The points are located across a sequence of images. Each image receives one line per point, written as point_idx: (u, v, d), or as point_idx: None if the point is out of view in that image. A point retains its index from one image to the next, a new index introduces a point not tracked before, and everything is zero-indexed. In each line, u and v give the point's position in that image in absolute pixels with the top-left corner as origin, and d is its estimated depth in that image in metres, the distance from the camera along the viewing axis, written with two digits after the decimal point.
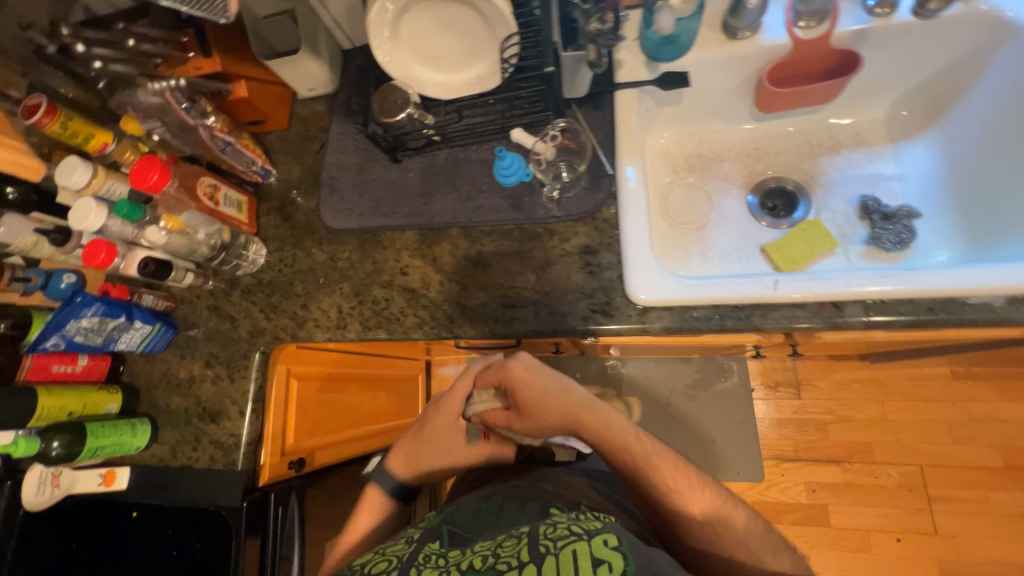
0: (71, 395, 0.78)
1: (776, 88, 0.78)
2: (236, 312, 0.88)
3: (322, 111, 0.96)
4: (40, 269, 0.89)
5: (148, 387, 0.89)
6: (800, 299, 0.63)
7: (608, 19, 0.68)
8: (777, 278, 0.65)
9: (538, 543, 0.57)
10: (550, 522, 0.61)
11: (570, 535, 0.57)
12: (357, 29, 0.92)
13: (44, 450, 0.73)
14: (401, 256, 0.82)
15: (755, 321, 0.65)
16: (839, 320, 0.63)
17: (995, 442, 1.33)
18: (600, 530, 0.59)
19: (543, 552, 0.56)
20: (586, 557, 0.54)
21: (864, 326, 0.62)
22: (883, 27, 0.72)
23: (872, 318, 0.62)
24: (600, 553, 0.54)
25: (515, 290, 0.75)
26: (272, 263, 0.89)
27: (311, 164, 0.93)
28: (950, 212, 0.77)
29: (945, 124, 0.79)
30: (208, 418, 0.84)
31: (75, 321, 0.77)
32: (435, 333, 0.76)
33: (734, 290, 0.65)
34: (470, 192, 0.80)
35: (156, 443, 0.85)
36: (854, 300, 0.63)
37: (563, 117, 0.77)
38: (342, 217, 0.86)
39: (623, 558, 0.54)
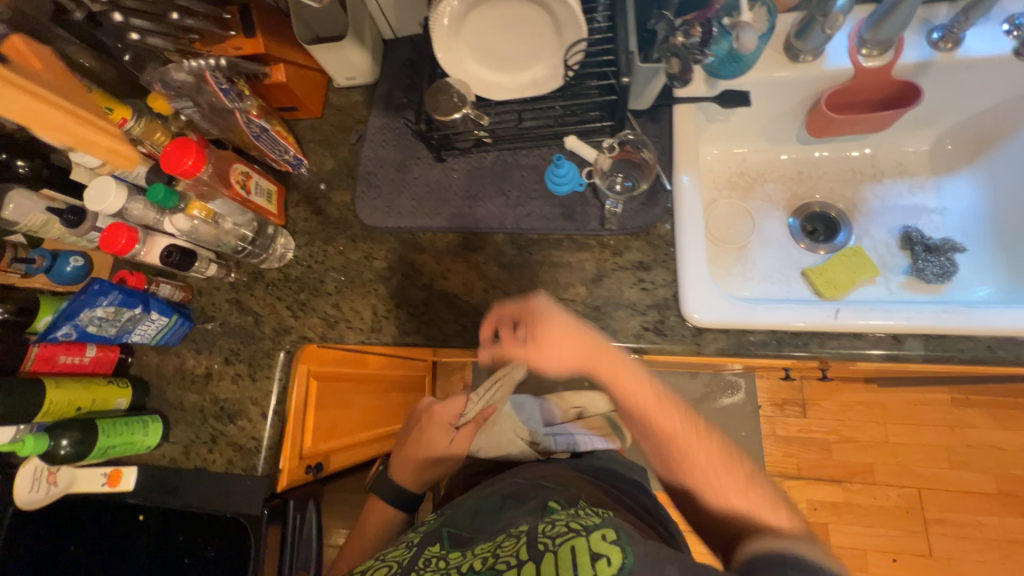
0: (80, 390, 0.73)
1: (832, 114, 0.78)
2: (260, 308, 0.84)
3: (359, 101, 0.92)
4: (45, 250, 0.82)
5: (159, 383, 0.84)
6: (860, 330, 0.63)
7: (694, 34, 0.67)
8: (838, 307, 0.65)
9: (537, 541, 0.47)
10: (549, 521, 0.51)
11: (570, 530, 0.48)
12: (402, 20, 0.88)
13: (51, 449, 0.69)
14: (442, 260, 0.79)
15: (813, 348, 0.65)
16: (897, 352, 0.64)
17: (988, 468, 1.37)
18: (599, 524, 0.49)
19: (542, 550, 0.46)
20: (585, 556, 0.44)
21: (921, 360, 0.63)
22: (946, 62, 0.72)
23: (929, 352, 0.63)
24: (598, 547, 0.45)
25: (563, 303, 0.73)
26: (300, 258, 0.85)
27: (346, 157, 0.89)
28: (992, 248, 0.78)
29: (989, 161, 0.80)
30: (226, 419, 0.80)
31: (89, 310, 0.72)
32: (479, 342, 0.74)
33: (794, 317, 0.65)
34: (519, 198, 0.77)
35: (167, 442, 0.80)
36: (913, 334, 0.63)
37: (629, 129, 0.75)
38: (379, 215, 0.82)
39: (622, 551, 0.44)
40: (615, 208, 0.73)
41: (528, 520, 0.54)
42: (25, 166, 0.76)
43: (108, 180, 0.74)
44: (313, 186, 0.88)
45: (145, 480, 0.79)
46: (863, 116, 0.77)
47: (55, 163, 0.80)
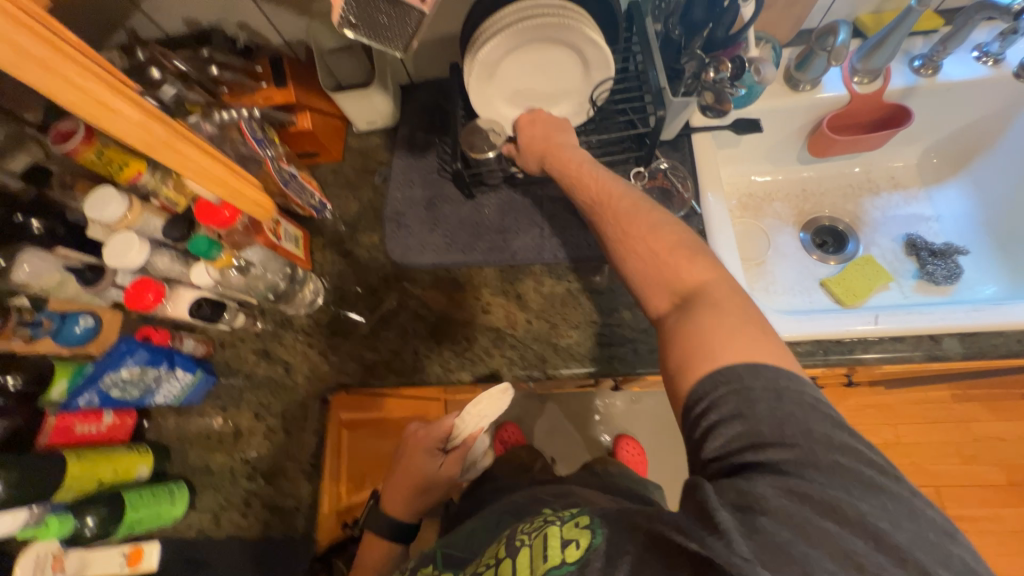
0: (104, 459, 0.67)
1: (833, 135, 0.84)
2: (291, 357, 0.81)
3: (380, 144, 0.93)
4: (53, 312, 0.73)
5: (180, 446, 0.78)
6: (901, 333, 0.68)
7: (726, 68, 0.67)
8: (877, 313, 0.70)
9: (515, 538, 0.50)
10: (540, 522, 0.50)
11: (550, 523, 0.48)
12: (420, 65, 0.91)
13: (78, 530, 0.65)
14: (481, 294, 0.79)
15: (858, 353, 0.69)
16: (938, 351, 0.68)
17: (997, 460, 1.41)
18: (576, 513, 0.49)
19: (518, 545, 0.49)
20: (553, 541, 0.46)
21: (960, 356, 0.68)
22: (929, 86, 0.80)
23: (967, 348, 0.68)
24: (568, 533, 0.46)
25: (608, 328, 0.74)
26: (330, 302, 0.82)
27: (370, 198, 0.89)
28: (989, 249, 0.85)
29: (974, 171, 0.88)
30: (260, 478, 0.76)
31: (113, 372, 0.69)
32: (527, 375, 0.74)
33: (839, 326, 0.69)
34: (554, 229, 0.79)
35: (194, 511, 0.74)
36: (949, 334, 0.69)
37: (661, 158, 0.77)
38: (411, 253, 0.81)
39: (591, 532, 0.45)
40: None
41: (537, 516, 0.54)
42: (40, 226, 0.72)
43: (130, 235, 0.71)
44: (339, 228, 0.87)
45: (172, 556, 0.72)
46: (860, 138, 0.84)
47: (70, 221, 0.77)
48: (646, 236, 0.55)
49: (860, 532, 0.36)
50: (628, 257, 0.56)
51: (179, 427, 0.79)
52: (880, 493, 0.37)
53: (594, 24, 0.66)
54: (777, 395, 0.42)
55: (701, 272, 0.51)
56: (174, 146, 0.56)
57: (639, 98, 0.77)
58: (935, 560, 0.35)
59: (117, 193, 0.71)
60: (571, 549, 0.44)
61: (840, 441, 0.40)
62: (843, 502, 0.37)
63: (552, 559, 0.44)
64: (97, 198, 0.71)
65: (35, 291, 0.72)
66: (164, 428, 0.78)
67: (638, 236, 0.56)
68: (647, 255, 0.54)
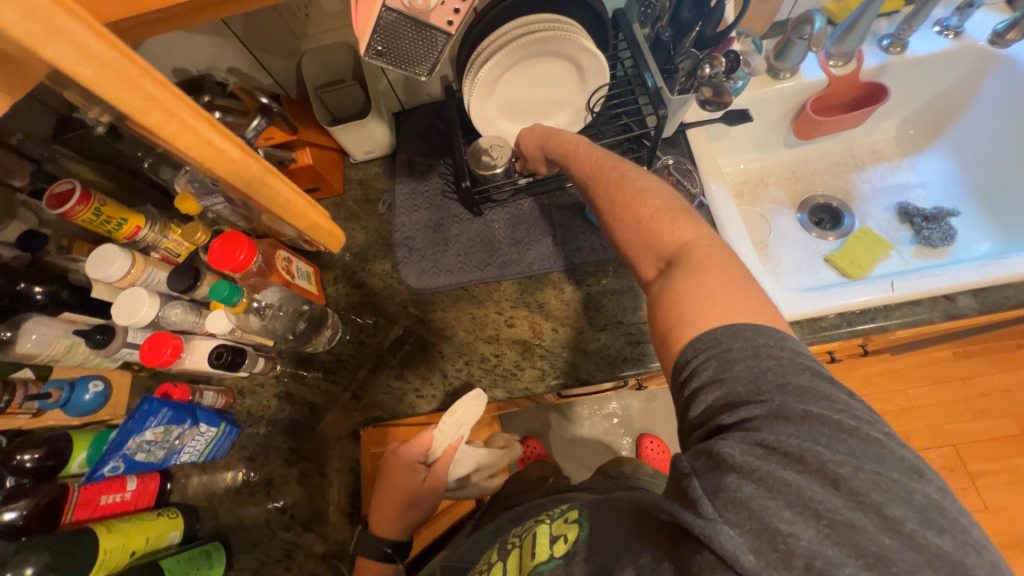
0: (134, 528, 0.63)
1: (816, 117, 0.88)
2: (315, 397, 0.79)
3: (379, 173, 0.93)
4: (58, 381, 0.70)
5: (211, 504, 0.75)
6: (917, 297, 0.71)
7: (718, 64, 0.69)
8: (892, 281, 0.72)
9: (505, 545, 0.57)
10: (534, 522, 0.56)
11: (540, 523, 0.54)
12: (412, 92, 0.91)
13: None
14: (502, 308, 0.79)
15: (882, 320, 0.71)
16: (954, 309, 0.71)
17: (1006, 412, 1.45)
18: (566, 509, 0.54)
19: (507, 550, 0.55)
20: (543, 537, 0.51)
21: (976, 311, 0.71)
22: (900, 62, 0.84)
23: (981, 303, 0.71)
24: (557, 529, 0.50)
25: (635, 326, 0.75)
26: (350, 335, 0.81)
27: (377, 227, 0.89)
28: (977, 208, 0.89)
29: (949, 137, 0.93)
30: (300, 527, 0.73)
31: (136, 436, 0.64)
32: (561, 384, 0.73)
33: (858, 297, 0.71)
34: (567, 236, 0.80)
35: (232, 571, 0.71)
36: (961, 291, 0.71)
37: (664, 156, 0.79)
38: (427, 276, 0.81)
39: (578, 526, 0.48)
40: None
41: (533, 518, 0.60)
42: (43, 292, 0.69)
43: (139, 292, 0.69)
44: (347, 259, 0.86)
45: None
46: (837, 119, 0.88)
47: (74, 284, 0.74)
48: (639, 203, 0.57)
49: (881, 495, 0.34)
50: (618, 226, 0.58)
51: (206, 484, 0.76)
52: (848, 437, 0.36)
53: (585, 33, 0.67)
54: (755, 353, 0.41)
55: (682, 231, 0.52)
56: (248, 165, 0.52)
57: (632, 101, 0.78)
58: (894, 500, 0.34)
59: (122, 250, 0.68)
60: (559, 543, 0.49)
61: (802, 386, 0.39)
62: (810, 451, 0.36)
63: (544, 554, 0.49)
64: (98, 258, 0.68)
65: (43, 361, 0.67)
66: (188, 488, 0.75)
67: (627, 204, 0.57)
68: (634, 222, 0.56)
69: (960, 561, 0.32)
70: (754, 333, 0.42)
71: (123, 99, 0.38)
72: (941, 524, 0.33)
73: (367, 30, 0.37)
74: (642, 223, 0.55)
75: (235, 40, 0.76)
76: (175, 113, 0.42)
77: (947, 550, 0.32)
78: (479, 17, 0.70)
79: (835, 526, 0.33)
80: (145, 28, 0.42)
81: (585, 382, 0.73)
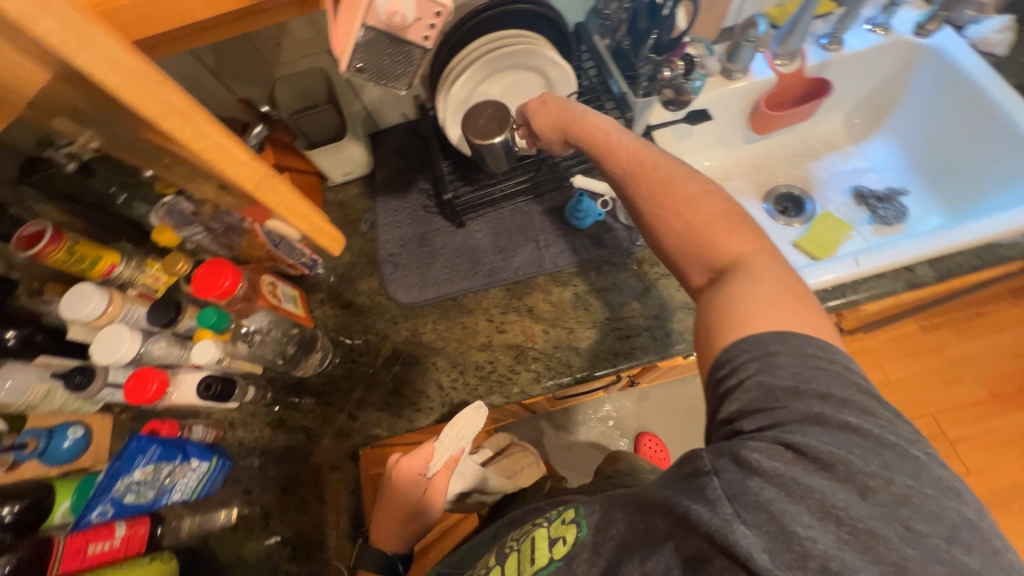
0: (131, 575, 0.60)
1: (770, 112, 0.95)
2: (310, 421, 0.78)
3: (359, 193, 0.94)
4: (36, 430, 0.66)
5: (209, 542, 0.72)
6: (880, 270, 0.75)
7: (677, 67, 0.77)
8: (857, 256, 0.76)
9: (504, 549, 0.59)
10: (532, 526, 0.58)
11: (541, 526, 0.55)
12: (386, 111, 0.93)
13: None
14: (492, 315, 0.80)
15: (850, 294, 0.76)
16: (914, 279, 0.76)
17: (976, 376, 1.53)
18: (564, 508, 0.54)
19: (507, 553, 0.57)
20: (543, 540, 0.52)
21: (933, 279, 0.76)
22: (839, 58, 0.91)
23: (937, 271, 0.76)
24: (556, 532, 0.51)
25: (623, 322, 0.77)
26: (342, 356, 0.81)
27: (361, 246, 0.89)
28: (924, 185, 0.96)
29: (891, 124, 1.01)
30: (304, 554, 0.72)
31: (125, 477, 0.61)
32: (557, 383, 0.74)
33: (828, 274, 0.75)
34: (548, 240, 0.84)
35: None
36: (919, 262, 0.77)
37: None
38: (415, 291, 0.83)
39: (575, 527, 0.49)
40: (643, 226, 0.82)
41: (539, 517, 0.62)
42: (15, 337, 0.66)
43: (118, 328, 0.67)
44: (332, 282, 0.87)
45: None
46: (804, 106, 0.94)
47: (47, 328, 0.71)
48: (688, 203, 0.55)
49: (913, 507, 0.34)
50: (663, 231, 0.55)
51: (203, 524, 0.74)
52: (884, 451, 0.36)
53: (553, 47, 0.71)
54: (801, 360, 0.41)
55: (740, 245, 0.50)
56: (256, 168, 0.52)
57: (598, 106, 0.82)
58: (924, 516, 0.34)
59: (100, 288, 0.66)
60: (559, 545, 0.50)
61: (844, 399, 0.39)
62: (842, 461, 0.36)
63: (543, 558, 0.51)
64: (75, 297, 0.65)
65: (16, 409, 0.64)
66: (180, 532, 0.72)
67: (677, 209, 0.54)
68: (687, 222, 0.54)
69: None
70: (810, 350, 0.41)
71: (142, 106, 0.38)
72: (970, 542, 0.34)
73: (347, 49, 0.39)
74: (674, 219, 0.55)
75: (206, 73, 0.78)
76: (190, 118, 0.42)
77: (974, 567, 0.33)
78: (456, 28, 0.72)
79: (856, 533, 0.34)
80: (168, 47, 0.45)
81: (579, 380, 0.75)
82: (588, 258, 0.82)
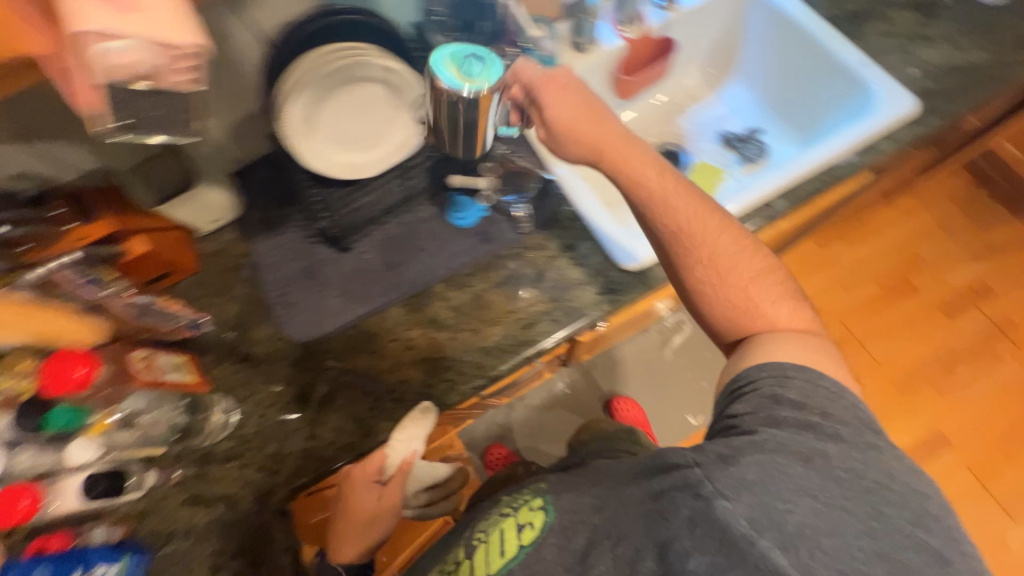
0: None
1: (628, 77, 0.98)
2: (229, 489, 0.73)
3: (234, 238, 0.86)
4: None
5: None
6: (745, 211, 0.81)
7: (514, 55, 0.79)
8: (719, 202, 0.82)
9: (476, 539, 0.71)
10: (496, 516, 0.71)
11: (507, 519, 0.68)
12: (247, 142, 0.87)
13: None
14: (396, 334, 0.79)
15: None
16: (772, 213, 0.83)
17: (871, 277, 1.73)
18: (526, 498, 0.69)
19: (478, 543, 0.70)
20: (511, 530, 0.66)
21: (790, 209, 0.83)
22: (677, 15, 0.96)
23: (793, 199, 0.83)
24: (524, 519, 0.65)
25: (523, 313, 0.79)
26: (249, 412, 0.76)
27: (248, 293, 0.83)
28: (777, 119, 1.04)
29: (739, 66, 1.07)
30: None
31: None
32: (473, 386, 0.76)
33: None
34: (438, 245, 0.83)
35: None
36: (777, 195, 0.83)
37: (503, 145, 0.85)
38: (311, 327, 0.79)
39: (544, 514, 0.64)
40: (521, 213, 0.84)
41: (495, 505, 0.75)
42: None
43: None
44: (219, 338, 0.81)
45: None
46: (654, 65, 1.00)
47: None
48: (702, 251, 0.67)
49: (886, 499, 0.53)
50: (704, 282, 0.68)
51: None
52: (869, 450, 0.56)
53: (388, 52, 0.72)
54: (812, 383, 0.60)
55: (772, 294, 0.68)
56: None
57: None
58: (892, 505, 0.53)
59: None
60: (528, 531, 0.64)
61: (840, 417, 0.58)
62: (820, 453, 0.55)
63: (513, 549, 0.64)
64: None
65: None
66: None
67: (711, 263, 0.68)
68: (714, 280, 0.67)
69: (944, 554, 0.51)
70: (822, 378, 0.60)
71: None
72: (928, 525, 0.52)
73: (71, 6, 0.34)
74: (714, 227, 0.68)
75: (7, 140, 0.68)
76: None
77: (934, 544, 0.51)
78: (285, 41, 0.72)
79: (829, 506, 0.52)
80: None
81: (496, 377, 0.76)
82: (480, 257, 0.82)
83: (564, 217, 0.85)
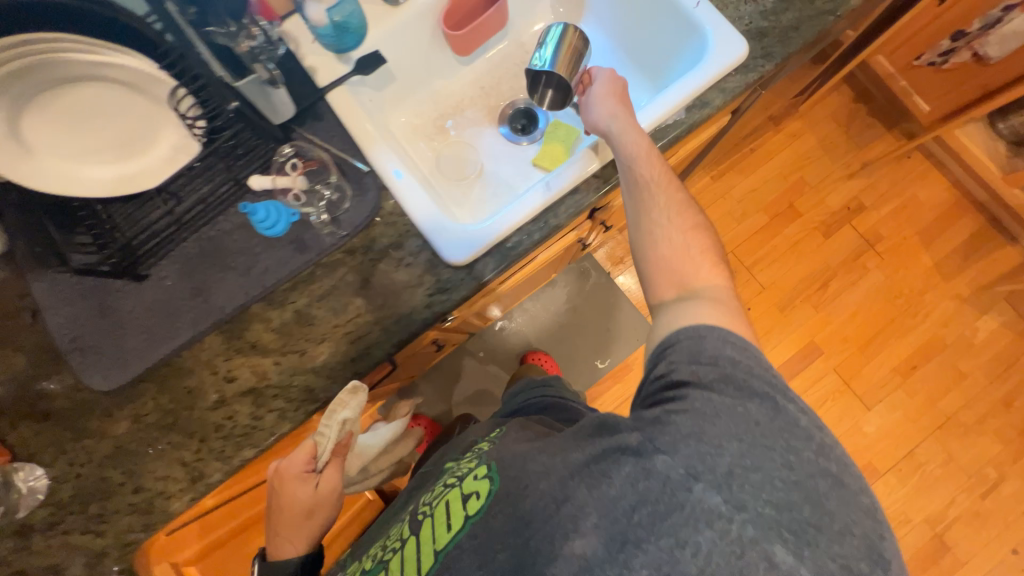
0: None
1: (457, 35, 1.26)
2: (90, 482, 0.99)
3: (7, 277, 1.05)
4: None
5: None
6: (558, 191, 1.09)
7: (255, 35, 1.00)
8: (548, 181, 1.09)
9: (431, 506, 1.04)
10: (437, 489, 1.08)
11: (452, 485, 1.04)
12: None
13: None
14: (217, 364, 1.02)
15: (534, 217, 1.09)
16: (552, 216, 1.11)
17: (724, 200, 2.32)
18: (472, 468, 1.03)
19: (434, 506, 1.04)
20: (457, 498, 0.99)
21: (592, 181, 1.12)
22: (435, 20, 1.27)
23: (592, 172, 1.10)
24: (469, 490, 0.98)
25: (319, 357, 1.03)
26: (128, 434, 1.01)
27: (35, 339, 1.04)
28: (636, 67, 1.38)
29: (591, 13, 1.41)
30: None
31: None
32: (303, 409, 1.02)
33: (526, 206, 1.07)
34: (250, 261, 1.04)
35: None
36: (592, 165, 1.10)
37: (284, 145, 1.09)
38: (113, 374, 0.98)
39: (490, 483, 0.95)
40: (319, 219, 1.06)
41: (433, 488, 1.11)
42: None
43: None
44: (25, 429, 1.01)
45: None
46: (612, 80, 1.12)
47: None
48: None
49: (797, 486, 0.73)
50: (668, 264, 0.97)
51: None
52: (798, 429, 0.77)
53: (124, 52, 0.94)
54: (740, 356, 0.83)
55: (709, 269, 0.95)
56: None
57: (216, 94, 0.98)
58: (801, 478, 0.73)
59: None
60: (473, 500, 0.96)
61: (771, 395, 0.80)
62: (716, 413, 0.78)
63: (462, 518, 0.95)
64: None
65: None
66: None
67: (686, 255, 0.96)
68: (659, 263, 0.97)
69: (820, 496, 0.73)
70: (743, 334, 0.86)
71: None
72: (829, 473, 0.75)
73: None
74: (669, 251, 0.97)
75: None
76: None
77: (828, 501, 0.72)
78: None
79: (781, 512, 0.71)
80: None
81: (313, 400, 1.03)
82: (297, 292, 1.05)
83: (354, 243, 1.08)
